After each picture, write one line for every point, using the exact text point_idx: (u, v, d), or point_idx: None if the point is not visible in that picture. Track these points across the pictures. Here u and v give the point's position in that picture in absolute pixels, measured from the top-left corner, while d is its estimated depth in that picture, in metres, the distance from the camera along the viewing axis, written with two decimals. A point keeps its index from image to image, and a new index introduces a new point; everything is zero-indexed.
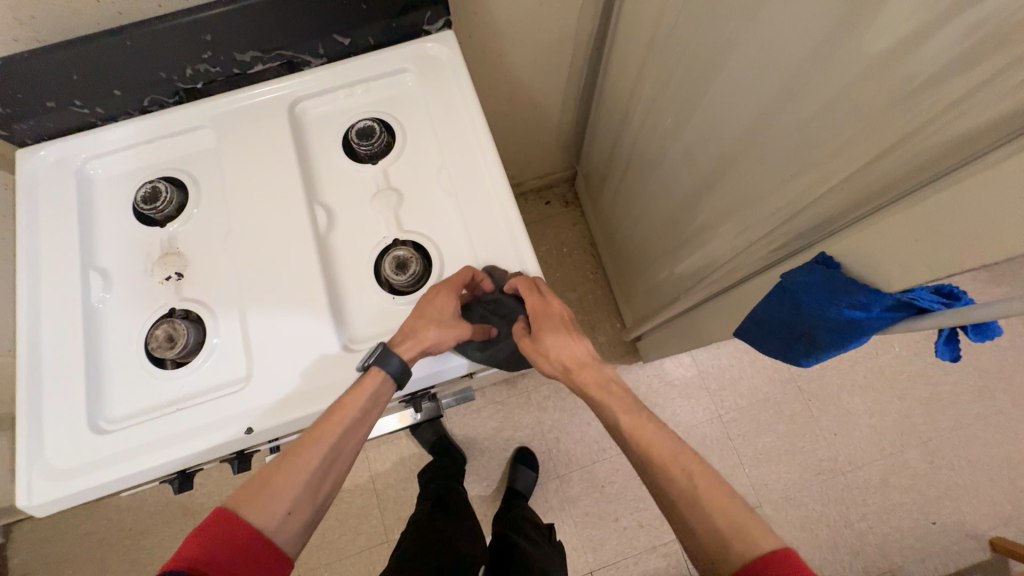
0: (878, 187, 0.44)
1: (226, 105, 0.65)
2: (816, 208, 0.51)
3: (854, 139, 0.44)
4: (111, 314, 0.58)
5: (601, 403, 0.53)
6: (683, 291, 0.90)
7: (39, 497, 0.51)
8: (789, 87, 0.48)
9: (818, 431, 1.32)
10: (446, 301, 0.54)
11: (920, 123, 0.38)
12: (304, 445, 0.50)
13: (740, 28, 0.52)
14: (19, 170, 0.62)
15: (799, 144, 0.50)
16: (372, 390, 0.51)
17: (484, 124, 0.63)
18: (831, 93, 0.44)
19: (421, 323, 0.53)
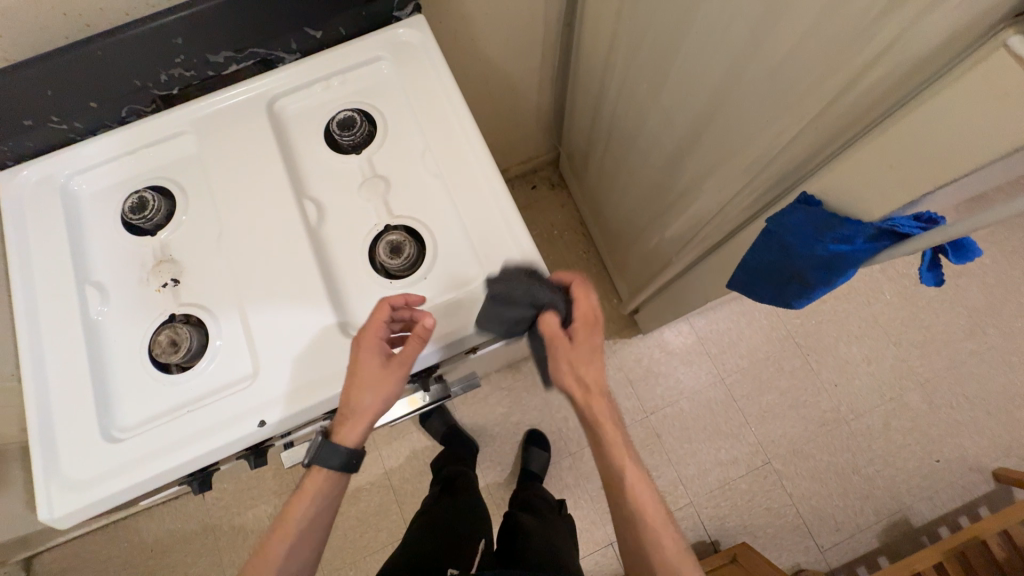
0: (847, 122, 0.45)
1: (203, 108, 0.65)
2: (791, 151, 0.52)
3: (822, 78, 0.45)
4: (112, 326, 0.59)
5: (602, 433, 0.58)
6: (675, 256, 0.92)
7: (59, 511, 0.51)
8: (755, 37, 0.50)
9: (819, 384, 1.35)
10: (372, 364, 0.53)
11: (880, 52, 0.39)
12: (258, 564, 0.58)
13: None
14: (3, 192, 0.62)
15: (771, 89, 0.51)
16: (310, 497, 0.59)
17: (463, 104, 0.64)
18: (796, 34, 0.45)
19: (353, 394, 0.53)
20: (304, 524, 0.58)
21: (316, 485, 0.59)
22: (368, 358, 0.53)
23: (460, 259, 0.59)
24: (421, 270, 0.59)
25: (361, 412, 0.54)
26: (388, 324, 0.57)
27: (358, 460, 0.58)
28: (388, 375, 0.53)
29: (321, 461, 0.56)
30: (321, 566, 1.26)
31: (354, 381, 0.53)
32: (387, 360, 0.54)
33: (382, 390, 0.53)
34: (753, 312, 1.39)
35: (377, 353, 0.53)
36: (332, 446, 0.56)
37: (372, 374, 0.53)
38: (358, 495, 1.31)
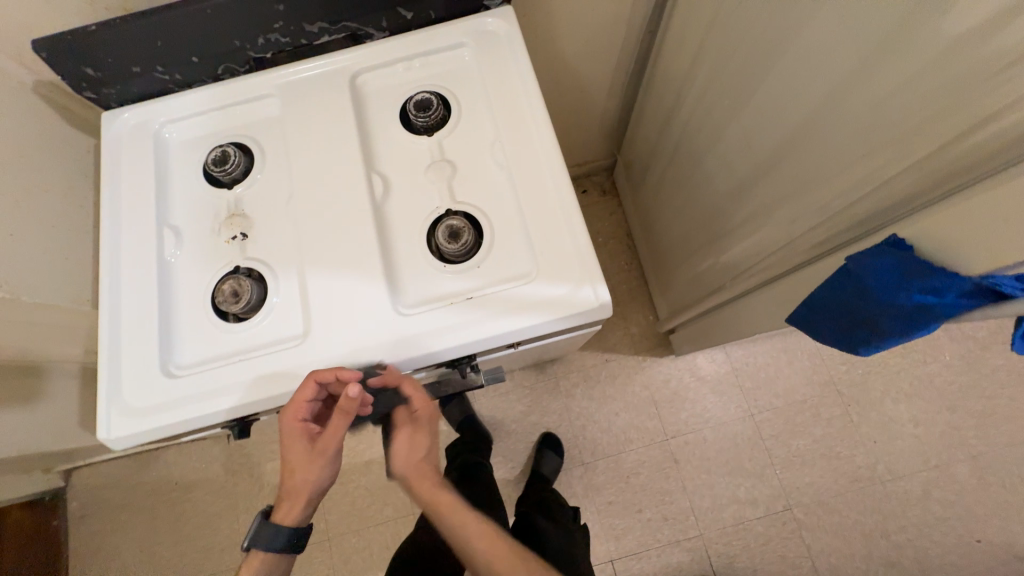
0: (957, 167, 0.41)
1: (292, 75, 0.68)
2: (884, 191, 0.49)
3: (935, 116, 0.42)
4: (182, 268, 0.62)
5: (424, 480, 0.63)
6: (728, 282, 0.88)
7: (116, 433, 0.55)
8: (867, 64, 0.47)
9: (858, 438, 1.28)
10: (295, 443, 0.58)
11: (1012, 98, 0.36)
12: None
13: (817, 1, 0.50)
14: (105, 131, 0.66)
15: (873, 121, 0.48)
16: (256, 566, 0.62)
17: (539, 99, 0.64)
18: (916, 65, 0.42)
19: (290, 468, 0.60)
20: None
21: (257, 569, 0.62)
22: (294, 442, 0.58)
23: (514, 253, 0.59)
24: (475, 259, 0.60)
25: (297, 493, 0.61)
26: (436, 307, 0.57)
27: (305, 535, 0.64)
28: (315, 457, 0.59)
29: (261, 544, 0.61)
30: (326, 528, 1.31)
31: (287, 464, 0.60)
32: (310, 443, 0.59)
33: (313, 471, 0.59)
34: (796, 351, 1.34)
35: (301, 437, 0.58)
36: (275, 526, 0.61)
37: (300, 456, 0.59)
38: (370, 466, 1.35)
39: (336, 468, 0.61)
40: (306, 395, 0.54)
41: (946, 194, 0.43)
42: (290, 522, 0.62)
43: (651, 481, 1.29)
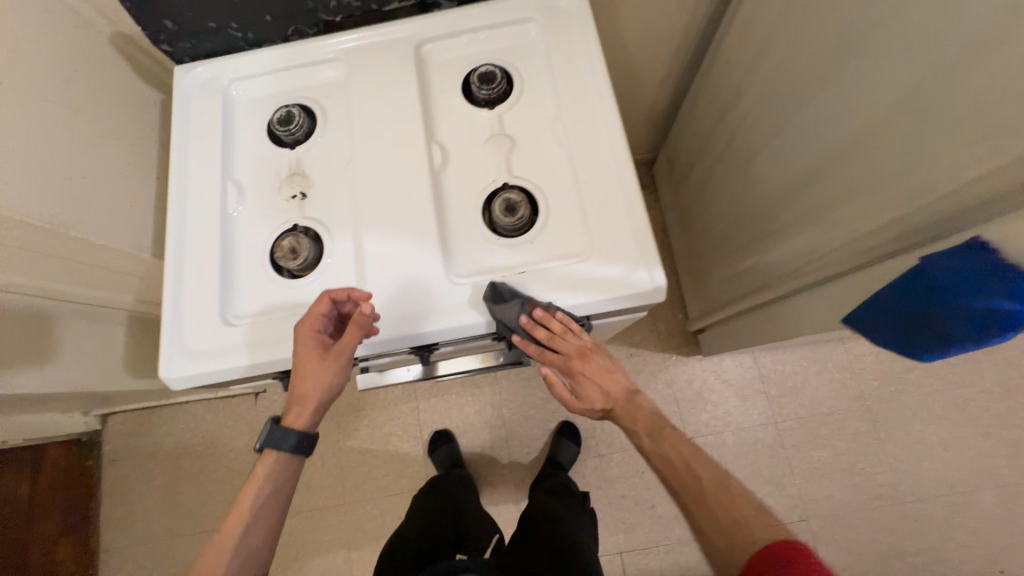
0: None
1: (359, 40, 0.68)
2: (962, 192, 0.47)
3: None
4: (243, 223, 0.64)
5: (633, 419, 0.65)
6: (770, 282, 0.86)
7: (175, 374, 0.58)
8: (962, 60, 0.44)
9: (882, 455, 1.25)
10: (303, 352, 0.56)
11: None
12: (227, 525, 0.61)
13: None
14: (177, 83, 0.68)
15: (961, 118, 0.46)
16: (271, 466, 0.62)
17: (604, 79, 0.63)
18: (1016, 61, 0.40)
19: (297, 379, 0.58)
20: (258, 506, 0.61)
21: (269, 469, 0.62)
22: (304, 351, 0.56)
23: (569, 231, 0.59)
24: (530, 234, 0.60)
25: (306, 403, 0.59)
26: (489, 279, 0.57)
27: (311, 443, 0.63)
28: (325, 367, 0.57)
29: (273, 446, 0.61)
30: (343, 493, 1.34)
31: (294, 372, 0.58)
32: (323, 354, 0.57)
33: (322, 379, 0.57)
34: (826, 362, 1.31)
35: (312, 346, 0.56)
36: (283, 430, 0.61)
37: (310, 365, 0.56)
38: (389, 438, 1.38)
39: (344, 380, 0.59)
40: (320, 309, 0.57)
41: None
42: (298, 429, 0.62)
43: None
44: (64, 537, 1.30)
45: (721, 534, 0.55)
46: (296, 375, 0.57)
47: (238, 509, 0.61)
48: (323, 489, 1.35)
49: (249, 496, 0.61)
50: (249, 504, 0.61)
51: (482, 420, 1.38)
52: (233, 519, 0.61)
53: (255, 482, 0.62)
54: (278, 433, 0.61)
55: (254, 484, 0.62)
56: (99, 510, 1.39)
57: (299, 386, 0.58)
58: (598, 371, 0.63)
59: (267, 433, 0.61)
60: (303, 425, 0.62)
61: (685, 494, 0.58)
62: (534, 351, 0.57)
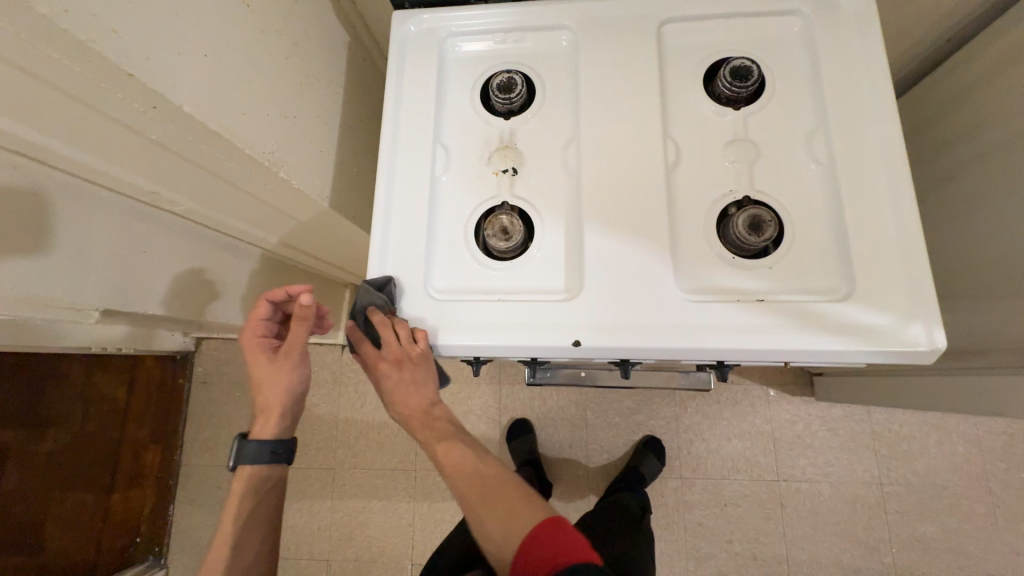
0: None
1: (595, 9, 0.62)
2: None
3: None
4: (449, 191, 0.60)
5: (422, 429, 0.56)
6: (970, 349, 0.77)
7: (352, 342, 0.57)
8: None
9: (996, 543, 1.15)
10: (255, 358, 0.65)
11: None
12: (215, 550, 0.65)
13: None
14: (395, 30, 0.64)
15: None
16: (243, 483, 0.66)
17: (886, 94, 0.55)
18: None
19: (258, 387, 0.65)
20: (240, 523, 0.66)
21: (247, 484, 0.66)
22: (256, 356, 0.65)
23: (820, 263, 0.52)
24: (770, 257, 0.54)
25: (275, 411, 0.66)
26: (726, 301, 0.52)
27: (288, 449, 0.68)
28: (280, 367, 0.65)
29: (247, 460, 0.65)
30: (415, 460, 1.35)
31: (255, 382, 0.65)
32: (273, 356, 0.65)
33: (283, 382, 0.65)
34: (951, 432, 1.20)
35: (262, 350, 0.65)
36: (255, 442, 0.66)
37: (265, 371, 0.65)
38: (467, 416, 1.37)
39: (304, 379, 0.67)
40: (262, 314, 0.65)
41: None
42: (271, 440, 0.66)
43: (748, 517, 1.23)
44: (153, 443, 1.38)
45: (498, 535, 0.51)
46: (258, 385, 0.65)
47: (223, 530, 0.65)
48: (396, 451, 1.36)
49: (229, 516, 0.65)
50: (231, 526, 0.65)
51: (564, 417, 1.34)
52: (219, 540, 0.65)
53: (234, 504, 0.66)
54: (249, 446, 0.65)
55: (231, 505, 0.66)
56: (182, 427, 1.43)
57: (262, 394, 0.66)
58: (409, 378, 0.54)
59: (239, 452, 0.65)
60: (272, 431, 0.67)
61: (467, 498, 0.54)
62: (356, 339, 0.56)
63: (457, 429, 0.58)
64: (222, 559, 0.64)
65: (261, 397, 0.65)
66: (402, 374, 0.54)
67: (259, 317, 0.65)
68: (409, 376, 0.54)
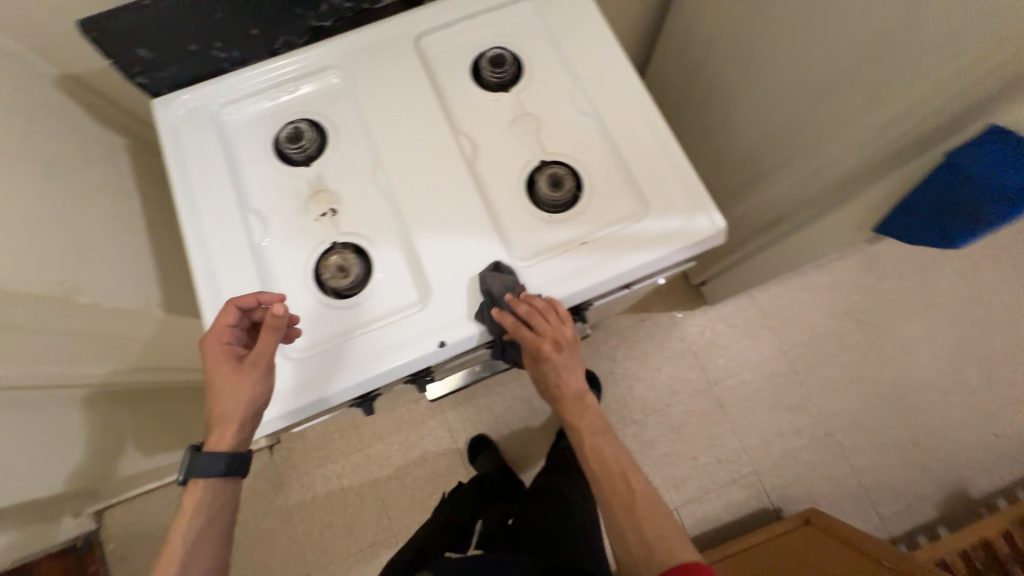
0: None
1: (353, 43, 0.65)
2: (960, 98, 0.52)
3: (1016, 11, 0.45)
4: (274, 251, 0.59)
5: (577, 416, 0.64)
6: (777, 218, 0.91)
7: (267, 415, 0.53)
8: None
9: (880, 359, 1.37)
10: (217, 365, 0.55)
11: None
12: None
13: None
14: (160, 119, 0.62)
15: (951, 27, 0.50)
16: (195, 495, 0.57)
17: (613, 45, 0.64)
18: None
19: (217, 400, 0.54)
20: (190, 541, 0.56)
21: (199, 500, 0.57)
22: (217, 365, 0.55)
23: (616, 194, 0.60)
24: (579, 204, 0.60)
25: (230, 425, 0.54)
26: (555, 254, 0.57)
27: (244, 463, 0.58)
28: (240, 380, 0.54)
29: (197, 475, 0.55)
30: (390, 524, 1.28)
31: (214, 394, 0.55)
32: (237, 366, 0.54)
33: (239, 398, 0.52)
34: (816, 287, 1.41)
35: (225, 359, 0.55)
36: (209, 457, 0.56)
37: (224, 382, 0.54)
38: (425, 457, 1.33)
39: (268, 397, 0.53)
40: (228, 321, 0.55)
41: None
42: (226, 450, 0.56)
43: (701, 429, 1.34)
44: None
45: (637, 549, 0.58)
46: (215, 397, 0.55)
47: (169, 550, 0.56)
48: (368, 525, 1.28)
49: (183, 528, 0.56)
50: (184, 539, 0.56)
51: (514, 414, 1.36)
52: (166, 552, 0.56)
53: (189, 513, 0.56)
54: (203, 459, 0.55)
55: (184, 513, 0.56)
56: None
57: (219, 407, 0.54)
58: (562, 365, 0.60)
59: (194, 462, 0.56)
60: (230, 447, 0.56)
61: (615, 502, 0.61)
62: (509, 325, 0.52)
63: (613, 439, 0.64)
64: None
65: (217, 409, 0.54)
66: (559, 358, 0.58)
67: (225, 321, 0.55)
68: (565, 354, 0.58)
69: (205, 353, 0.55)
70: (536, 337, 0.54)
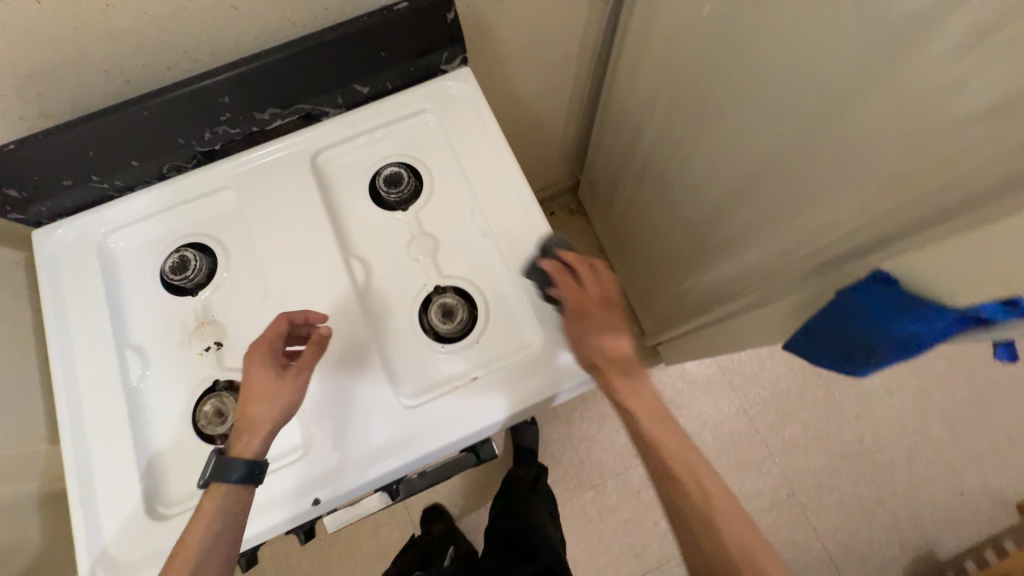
0: (931, 214, 0.42)
1: (246, 163, 0.63)
2: (853, 236, 0.50)
3: (899, 165, 0.43)
4: (151, 392, 0.57)
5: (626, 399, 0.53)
6: (709, 304, 0.89)
7: (249, 530, 0.52)
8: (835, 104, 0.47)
9: (843, 415, 1.33)
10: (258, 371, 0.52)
11: (959, 153, 0.38)
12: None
13: (770, 56, 0.53)
14: (39, 252, 0.60)
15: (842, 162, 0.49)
16: (216, 499, 0.49)
17: (513, 163, 0.63)
18: (876, 118, 0.44)
19: (248, 404, 0.50)
20: (207, 539, 0.48)
21: (220, 501, 0.49)
22: (257, 371, 0.51)
23: (509, 325, 0.58)
24: (472, 334, 0.58)
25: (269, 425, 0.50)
26: (440, 395, 0.55)
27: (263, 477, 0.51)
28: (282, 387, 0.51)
29: (218, 479, 0.49)
30: None
31: (247, 402, 0.51)
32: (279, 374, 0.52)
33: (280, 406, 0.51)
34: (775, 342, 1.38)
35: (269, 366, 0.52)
36: (228, 463, 0.49)
37: (266, 388, 0.51)
38: (377, 529, 1.28)
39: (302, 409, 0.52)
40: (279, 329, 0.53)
41: (932, 233, 0.42)
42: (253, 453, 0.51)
43: None
44: None
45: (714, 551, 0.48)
46: (245, 405, 0.51)
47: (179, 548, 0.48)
48: None
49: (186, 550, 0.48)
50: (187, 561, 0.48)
51: (470, 482, 1.32)
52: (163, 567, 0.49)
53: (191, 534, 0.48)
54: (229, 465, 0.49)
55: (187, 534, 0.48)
56: None
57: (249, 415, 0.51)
58: (609, 326, 0.54)
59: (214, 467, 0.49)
60: (258, 457, 0.50)
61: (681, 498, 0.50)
62: (553, 270, 0.55)
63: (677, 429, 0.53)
64: None
65: (242, 415, 0.50)
66: (601, 316, 0.54)
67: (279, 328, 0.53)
68: (609, 312, 0.55)
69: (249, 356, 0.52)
70: (575, 287, 0.55)
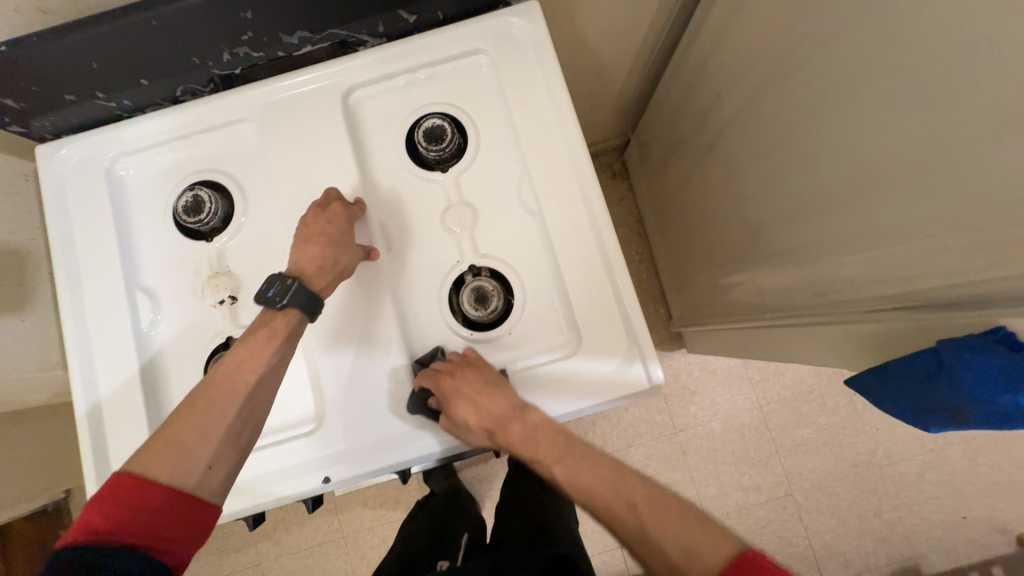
0: None
1: (267, 95, 0.55)
2: (992, 284, 0.41)
3: None
4: (164, 339, 0.55)
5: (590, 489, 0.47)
6: (757, 308, 0.82)
7: (257, 497, 0.52)
8: (989, 125, 0.36)
9: (860, 426, 1.29)
10: (316, 227, 0.50)
11: None
12: (212, 406, 0.45)
13: (914, 38, 0.40)
14: (42, 173, 0.55)
15: (978, 197, 0.39)
16: (276, 339, 0.47)
17: (576, 129, 0.53)
18: None
19: (309, 246, 0.49)
20: (261, 373, 0.46)
21: (285, 330, 0.48)
22: (313, 229, 0.50)
23: (546, 321, 0.53)
24: (505, 324, 0.53)
25: (248, 397, 0.46)
26: None
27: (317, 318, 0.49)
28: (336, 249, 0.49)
29: (284, 299, 0.47)
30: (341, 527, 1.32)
31: (301, 254, 0.49)
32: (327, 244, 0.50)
33: (341, 262, 0.50)
34: None
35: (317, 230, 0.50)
36: (286, 295, 0.47)
37: (328, 237, 0.49)
38: None
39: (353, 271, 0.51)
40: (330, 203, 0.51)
41: None
42: (217, 438, 0.45)
43: (659, 473, 1.31)
44: None
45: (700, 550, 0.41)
46: (314, 242, 0.49)
47: (228, 381, 0.46)
48: None
49: (237, 374, 0.46)
50: (237, 389, 0.46)
51: None
52: (152, 454, 0.43)
53: (247, 356, 0.46)
54: (293, 297, 0.47)
55: (243, 353, 0.46)
56: None
57: (303, 265, 0.49)
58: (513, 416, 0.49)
59: (288, 287, 0.48)
60: (324, 294, 0.49)
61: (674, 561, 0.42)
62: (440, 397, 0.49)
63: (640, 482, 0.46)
64: (227, 418, 0.45)
65: (310, 251, 0.49)
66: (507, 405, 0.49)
67: (330, 203, 0.51)
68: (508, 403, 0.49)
69: (307, 216, 0.51)
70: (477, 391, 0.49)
